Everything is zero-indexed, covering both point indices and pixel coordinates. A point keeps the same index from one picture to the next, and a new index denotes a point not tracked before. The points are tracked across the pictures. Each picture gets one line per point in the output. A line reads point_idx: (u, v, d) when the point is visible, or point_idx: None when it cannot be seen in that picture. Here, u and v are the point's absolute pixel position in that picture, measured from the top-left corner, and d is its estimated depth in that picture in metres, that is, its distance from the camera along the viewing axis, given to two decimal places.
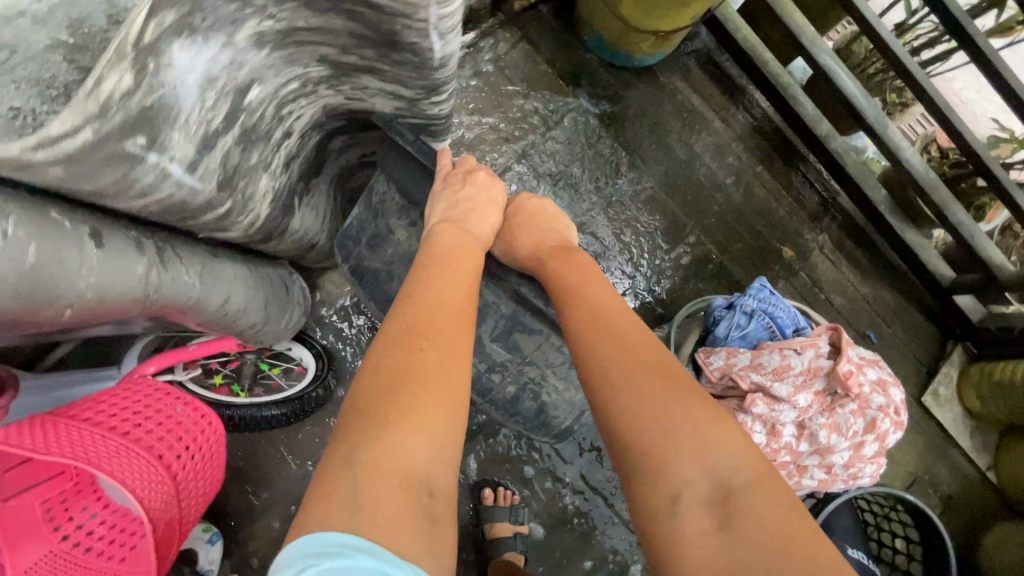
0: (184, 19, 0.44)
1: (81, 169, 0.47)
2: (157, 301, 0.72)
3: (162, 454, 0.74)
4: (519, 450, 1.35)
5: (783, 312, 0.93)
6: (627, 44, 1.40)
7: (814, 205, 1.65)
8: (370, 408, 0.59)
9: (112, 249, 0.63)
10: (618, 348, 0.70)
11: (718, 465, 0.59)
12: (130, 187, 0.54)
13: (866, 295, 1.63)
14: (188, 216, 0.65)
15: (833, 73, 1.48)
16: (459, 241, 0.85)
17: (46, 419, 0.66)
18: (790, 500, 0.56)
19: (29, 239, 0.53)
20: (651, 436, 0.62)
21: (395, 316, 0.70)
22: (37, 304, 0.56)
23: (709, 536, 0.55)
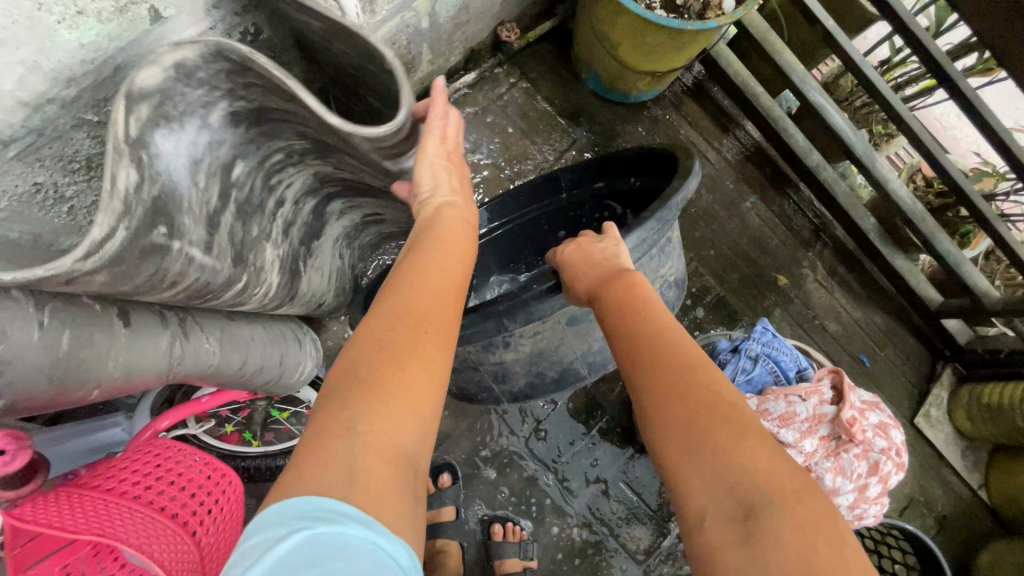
0: (159, 111, 0.53)
1: (124, 268, 0.54)
2: (181, 371, 0.73)
3: (185, 519, 0.74)
4: (528, 484, 1.37)
5: (786, 355, 0.96)
6: (624, 83, 1.43)
7: (806, 232, 1.70)
8: (348, 384, 0.57)
9: (138, 326, 0.65)
10: (639, 354, 0.68)
11: (741, 477, 0.51)
12: (165, 279, 0.61)
13: (859, 320, 1.68)
14: (210, 296, 0.71)
15: (821, 108, 1.52)
16: (461, 227, 0.79)
17: (68, 492, 0.67)
18: (815, 517, 0.48)
19: (63, 326, 0.55)
20: (674, 433, 0.58)
21: (387, 300, 0.67)
22: (70, 387, 0.58)
23: (732, 552, 0.48)
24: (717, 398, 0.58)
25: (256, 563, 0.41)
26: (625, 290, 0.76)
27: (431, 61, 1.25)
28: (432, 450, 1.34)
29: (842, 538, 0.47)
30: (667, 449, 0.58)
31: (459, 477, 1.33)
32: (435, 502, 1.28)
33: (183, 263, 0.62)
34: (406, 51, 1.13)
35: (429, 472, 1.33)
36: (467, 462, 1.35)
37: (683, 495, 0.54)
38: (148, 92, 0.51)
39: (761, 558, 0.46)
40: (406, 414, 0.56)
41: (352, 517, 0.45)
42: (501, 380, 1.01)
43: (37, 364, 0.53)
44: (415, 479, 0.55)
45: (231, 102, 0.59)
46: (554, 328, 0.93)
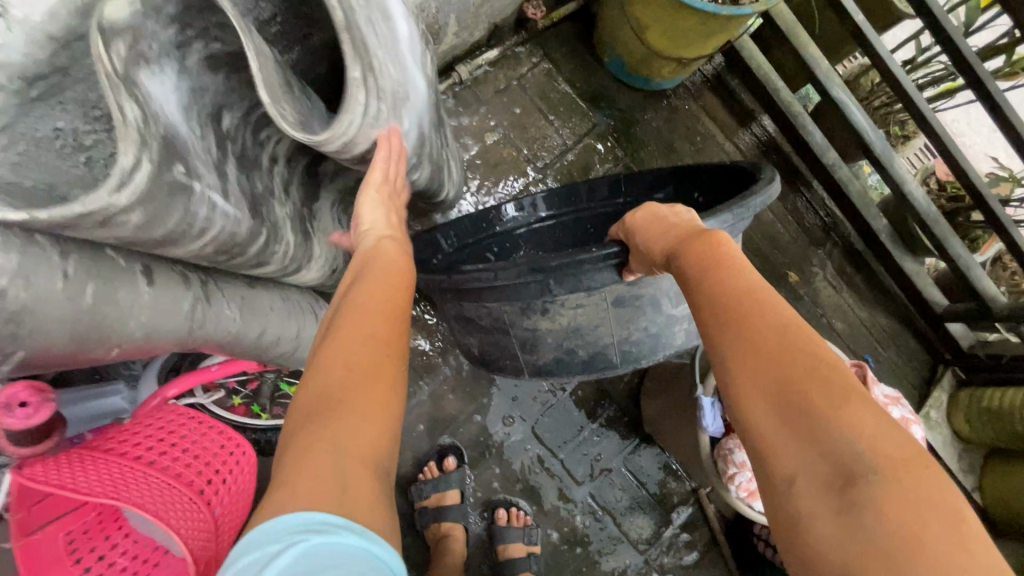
0: (134, 51, 0.47)
1: (155, 208, 0.52)
2: (200, 336, 0.70)
3: (201, 488, 0.72)
4: (533, 470, 1.36)
5: None
6: (648, 69, 1.41)
7: (817, 230, 1.70)
8: (321, 405, 0.54)
9: (161, 286, 0.62)
10: (712, 314, 0.61)
11: (837, 449, 0.48)
12: (190, 228, 0.58)
13: (865, 320, 1.69)
14: (236, 253, 0.68)
15: (843, 104, 1.49)
16: (400, 254, 0.75)
17: (80, 453, 0.64)
18: (922, 488, 0.45)
19: (87, 277, 0.52)
20: (761, 405, 0.53)
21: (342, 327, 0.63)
22: (91, 344, 0.55)
23: (831, 525, 0.46)
24: (811, 365, 0.53)
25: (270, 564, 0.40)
26: (700, 249, 0.67)
27: (456, 34, 1.21)
28: (437, 431, 1.32)
29: (955, 513, 0.44)
30: (749, 416, 0.54)
31: (465, 460, 1.31)
32: (440, 485, 1.25)
33: (206, 211, 0.59)
34: (433, 20, 1.09)
35: (435, 454, 1.31)
36: (472, 445, 1.33)
37: (766, 466, 0.51)
38: (117, 26, 0.44)
39: (866, 530, 0.44)
40: (377, 421, 0.56)
41: (340, 525, 0.44)
42: (530, 349, 0.99)
43: (60, 319, 0.50)
44: (390, 487, 0.54)
45: (206, 43, 0.54)
46: (597, 305, 0.92)
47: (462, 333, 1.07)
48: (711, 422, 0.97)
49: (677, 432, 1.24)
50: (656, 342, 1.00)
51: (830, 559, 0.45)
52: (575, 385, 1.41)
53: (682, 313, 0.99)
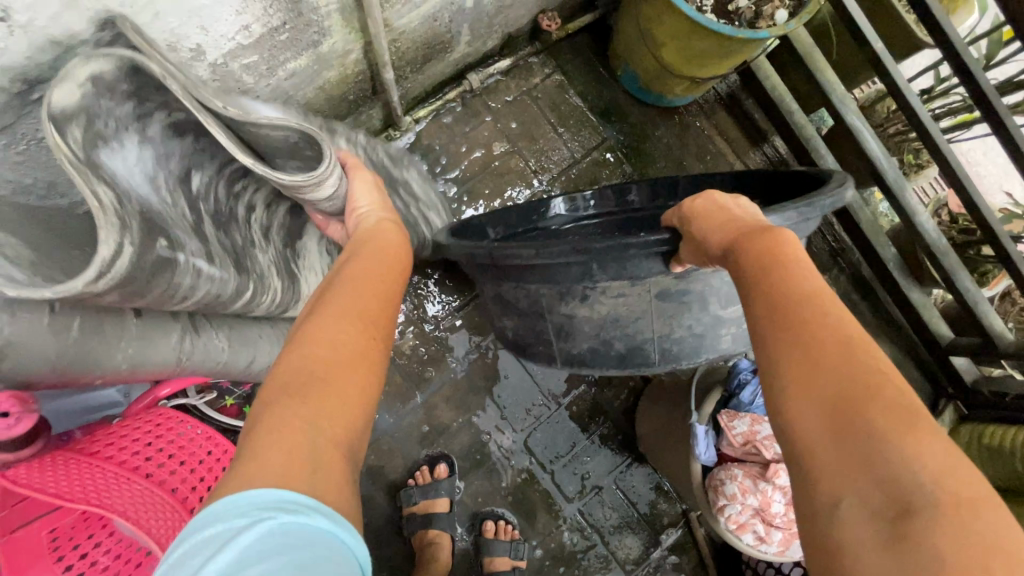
0: (93, 131, 0.50)
1: (135, 288, 0.52)
2: (189, 364, 0.71)
3: (184, 494, 0.71)
4: (523, 483, 1.35)
5: None
6: (660, 86, 1.40)
7: (822, 255, 1.68)
8: (302, 383, 0.53)
9: (150, 320, 0.62)
10: (763, 303, 0.55)
11: (898, 474, 0.41)
12: (173, 294, 0.58)
13: None
14: (219, 307, 0.69)
15: (857, 130, 1.45)
16: (399, 244, 0.75)
17: (63, 456, 0.63)
18: (988, 527, 0.38)
19: (74, 312, 0.52)
20: (814, 417, 0.46)
21: (333, 309, 0.62)
22: (77, 375, 0.55)
23: (878, 555, 0.39)
24: (878, 378, 0.46)
25: (213, 559, 0.38)
26: (760, 243, 0.61)
27: (468, 43, 1.21)
28: (430, 439, 1.32)
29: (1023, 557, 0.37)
30: (795, 423, 0.47)
31: (456, 469, 1.31)
32: (430, 492, 1.24)
33: (192, 280, 0.60)
34: (446, 29, 1.09)
35: (425, 462, 1.31)
36: (464, 455, 1.33)
37: (809, 481, 0.45)
38: (71, 113, 0.48)
39: (920, 561, 0.37)
40: (351, 415, 0.54)
41: (309, 506, 0.44)
42: (564, 336, 0.97)
43: (43, 351, 0.50)
44: (357, 480, 0.52)
45: (169, 114, 0.58)
46: (641, 295, 0.89)
47: (498, 314, 1.07)
48: (703, 450, 0.95)
49: (671, 456, 1.23)
50: (699, 343, 0.95)
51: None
52: (570, 400, 1.40)
53: (730, 317, 0.93)
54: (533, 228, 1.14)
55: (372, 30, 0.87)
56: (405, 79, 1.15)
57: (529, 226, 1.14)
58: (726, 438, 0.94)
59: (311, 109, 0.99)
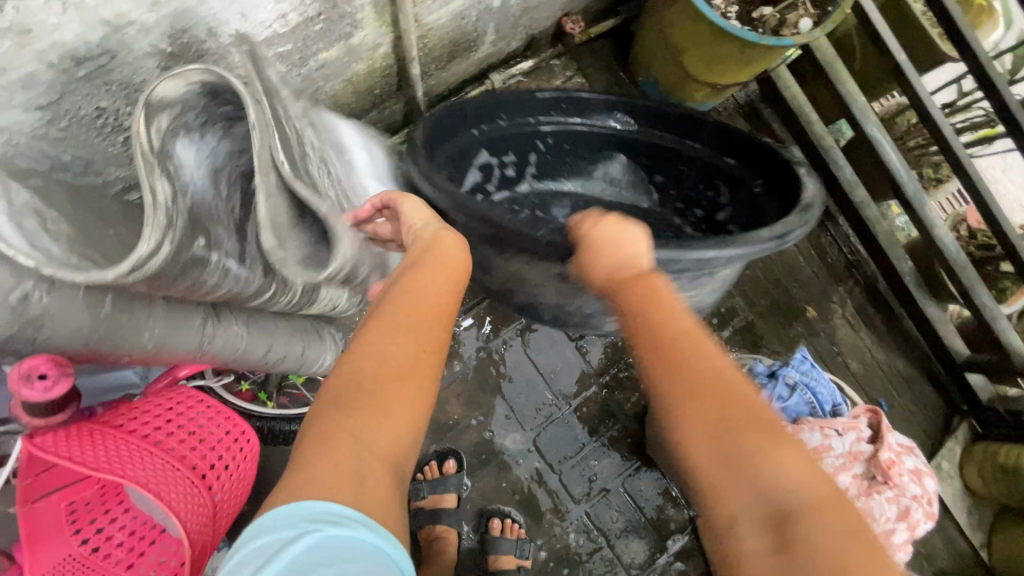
0: (178, 122, 0.52)
1: (164, 279, 0.53)
2: (209, 350, 0.71)
3: (197, 467, 0.72)
4: (530, 483, 1.35)
5: (824, 388, 0.93)
6: (681, 92, 1.40)
7: (838, 266, 1.67)
8: (349, 394, 0.55)
9: (175, 301, 0.62)
10: (650, 347, 0.62)
11: (771, 485, 0.51)
12: (198, 289, 0.59)
13: (880, 362, 1.65)
14: (239, 300, 0.70)
15: (877, 143, 1.44)
16: (467, 247, 0.73)
17: (87, 427, 0.64)
18: (842, 522, 0.48)
19: (106, 288, 0.53)
20: (702, 445, 0.55)
21: (390, 317, 0.62)
22: (105, 349, 0.56)
23: (766, 560, 0.48)
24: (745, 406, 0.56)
25: (270, 565, 0.41)
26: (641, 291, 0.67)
27: (492, 43, 1.22)
28: (439, 434, 1.32)
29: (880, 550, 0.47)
30: (691, 453, 0.56)
31: (464, 466, 1.31)
32: (438, 487, 1.25)
33: (220, 272, 0.60)
34: (472, 28, 1.11)
35: (434, 457, 1.31)
36: (473, 452, 1.33)
37: (712, 501, 0.54)
38: (167, 103, 0.50)
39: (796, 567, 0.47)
40: (403, 421, 0.56)
41: (354, 518, 0.45)
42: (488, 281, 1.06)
43: (77, 323, 0.51)
44: (405, 489, 0.54)
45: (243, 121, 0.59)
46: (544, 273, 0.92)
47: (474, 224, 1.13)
48: None
49: None
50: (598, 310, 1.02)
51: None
52: (580, 401, 1.40)
53: None
54: (525, 140, 1.19)
55: (403, 24, 0.89)
56: (430, 76, 1.17)
57: (522, 136, 1.18)
58: None
59: (338, 102, 1.01)
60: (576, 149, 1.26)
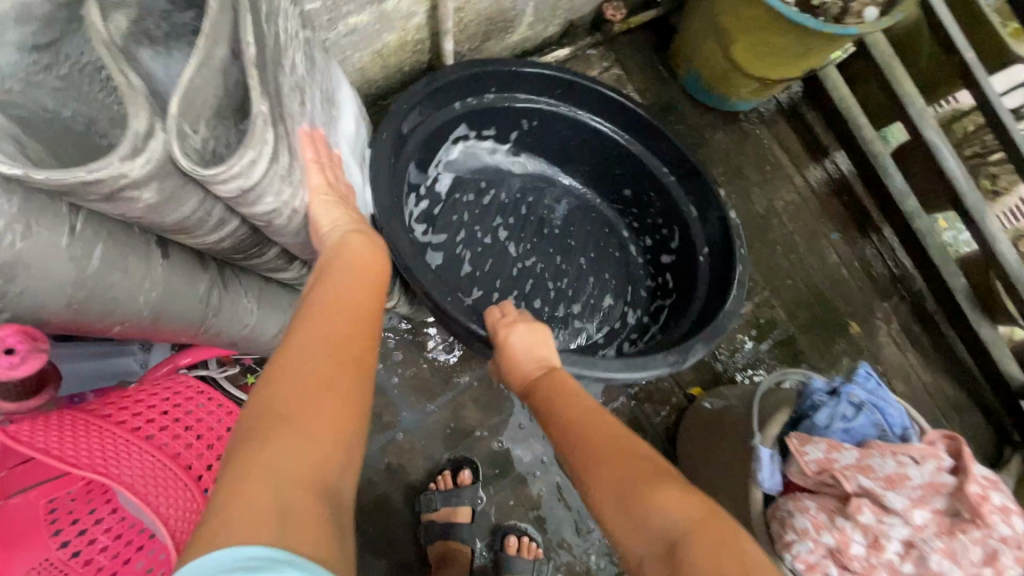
0: (130, 36, 0.46)
1: (168, 189, 0.46)
2: (214, 324, 0.64)
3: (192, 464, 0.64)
4: (549, 498, 1.25)
5: (893, 409, 0.83)
6: (725, 86, 1.32)
7: (884, 280, 1.55)
8: (265, 424, 0.48)
9: (177, 262, 0.55)
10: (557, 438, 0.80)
11: (660, 523, 0.63)
12: (200, 226, 0.52)
13: (928, 385, 1.53)
14: (246, 251, 0.63)
15: (935, 147, 1.35)
16: (376, 252, 0.69)
17: (69, 409, 0.56)
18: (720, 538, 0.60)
19: (97, 240, 0.45)
20: (607, 500, 0.69)
21: (301, 335, 0.56)
22: (91, 316, 0.49)
23: None
24: (635, 461, 0.71)
25: None
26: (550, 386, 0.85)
27: (531, 26, 1.16)
28: (454, 441, 1.23)
29: (742, 552, 0.59)
30: (602, 508, 0.70)
31: (479, 477, 1.21)
32: (451, 499, 1.15)
33: (226, 208, 0.54)
34: (511, 4, 1.03)
35: (447, 466, 1.21)
36: (488, 462, 1.23)
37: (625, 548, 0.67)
38: None
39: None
40: (327, 446, 0.49)
41: (279, 559, 0.38)
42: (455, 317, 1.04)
43: (60, 278, 0.43)
44: (341, 514, 0.47)
45: None
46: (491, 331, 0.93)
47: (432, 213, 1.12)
48: (768, 476, 0.85)
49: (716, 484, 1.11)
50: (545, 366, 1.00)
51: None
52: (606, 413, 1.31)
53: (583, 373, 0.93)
54: (512, 120, 1.16)
55: None
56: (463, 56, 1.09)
57: (521, 114, 1.15)
58: (795, 464, 0.80)
59: (366, 77, 0.94)
60: (562, 146, 1.24)
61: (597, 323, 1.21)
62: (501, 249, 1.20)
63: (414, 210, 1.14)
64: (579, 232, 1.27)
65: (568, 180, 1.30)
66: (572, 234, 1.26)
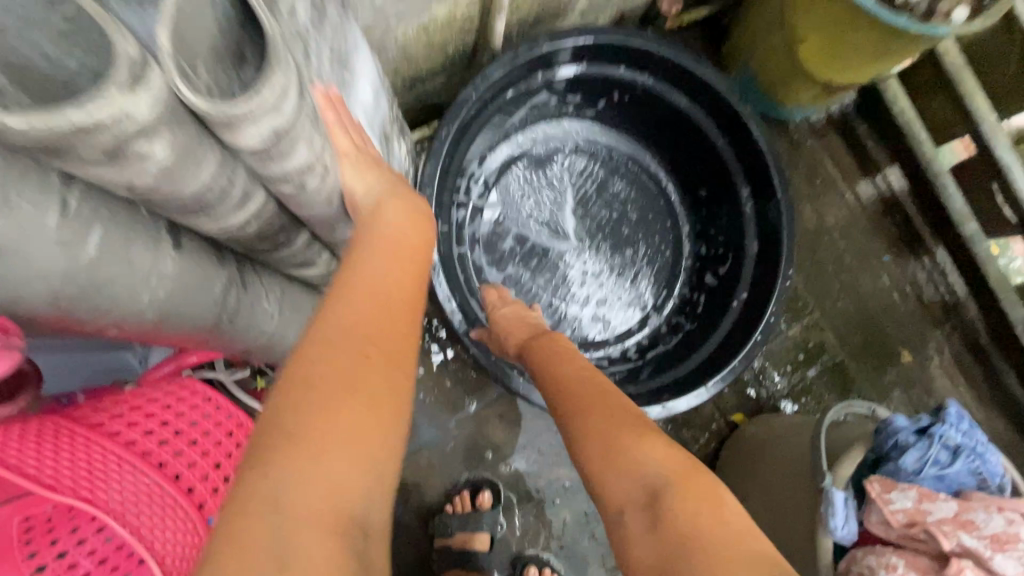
0: None
1: (185, 143, 0.35)
2: (229, 330, 0.54)
3: (196, 487, 0.54)
4: (574, 527, 1.14)
5: (992, 455, 0.73)
6: (784, 91, 1.23)
7: (937, 307, 1.45)
8: (272, 444, 0.40)
9: (191, 255, 0.45)
10: (556, 395, 0.73)
11: (642, 471, 0.57)
12: (216, 203, 0.41)
13: (981, 423, 1.42)
14: (271, 240, 0.53)
15: (1008, 169, 1.24)
16: (415, 222, 0.60)
17: (51, 427, 0.46)
18: (707, 487, 0.55)
19: (94, 219, 0.36)
20: (590, 447, 0.62)
21: (322, 324, 0.47)
22: (82, 318, 0.39)
23: (645, 539, 0.54)
24: (625, 412, 0.65)
25: None
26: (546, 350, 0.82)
27: (583, 14, 1.06)
28: (477, 460, 1.13)
29: (720, 500, 0.54)
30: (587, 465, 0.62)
31: (501, 501, 1.11)
32: (470, 525, 1.05)
33: (248, 176, 0.43)
34: None
35: (466, 486, 1.12)
36: (511, 485, 1.13)
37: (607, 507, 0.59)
38: None
39: (664, 537, 0.52)
40: (347, 464, 0.42)
41: None
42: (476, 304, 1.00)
43: (42, 270, 0.33)
44: (362, 541, 0.42)
45: None
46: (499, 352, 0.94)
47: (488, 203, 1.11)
48: (840, 525, 0.73)
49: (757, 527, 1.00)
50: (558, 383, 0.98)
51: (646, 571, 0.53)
52: None
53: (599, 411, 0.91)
54: (603, 90, 1.08)
55: None
56: (510, 44, 1.01)
57: (613, 85, 1.07)
58: (878, 514, 0.71)
59: (408, 54, 0.84)
60: (659, 127, 1.15)
61: (613, 328, 1.17)
62: (549, 226, 1.15)
63: (476, 172, 1.08)
64: (633, 222, 1.20)
65: (654, 166, 1.22)
66: (632, 221, 1.20)
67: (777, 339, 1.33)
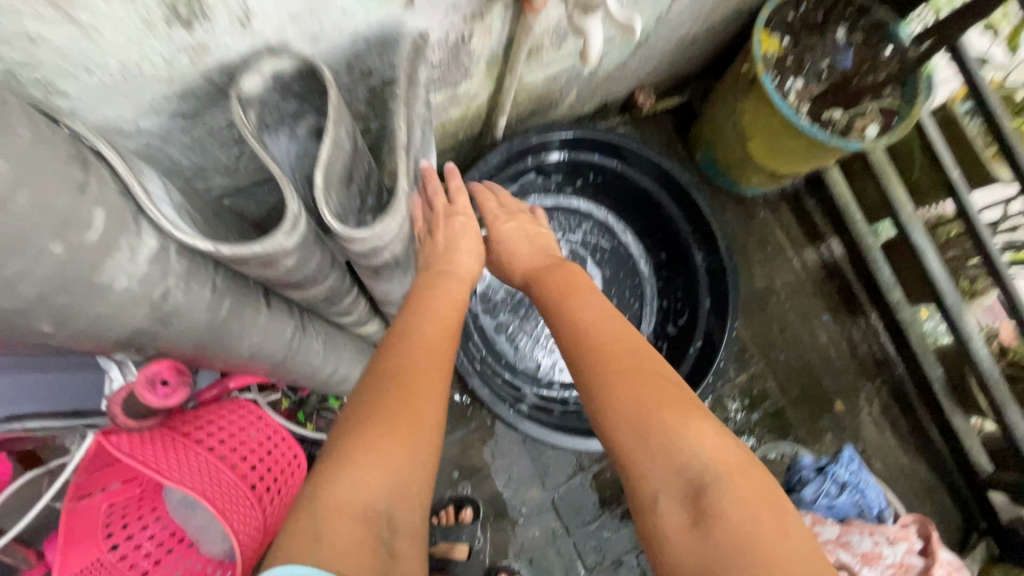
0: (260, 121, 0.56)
1: (306, 252, 0.54)
2: (290, 364, 0.71)
3: (252, 484, 0.71)
4: (542, 542, 1.30)
5: (872, 491, 0.92)
6: (738, 172, 1.45)
7: (868, 362, 1.65)
8: (327, 458, 0.59)
9: (275, 312, 0.63)
10: (584, 367, 0.72)
11: (687, 458, 0.59)
12: (304, 284, 0.60)
13: (904, 466, 1.62)
14: (330, 299, 0.71)
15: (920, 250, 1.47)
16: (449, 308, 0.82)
17: (163, 432, 0.63)
18: (758, 481, 0.58)
19: (227, 293, 0.54)
20: (628, 426, 0.63)
21: (369, 379, 0.67)
22: (207, 353, 0.56)
23: (685, 531, 0.57)
24: (666, 386, 0.66)
25: None
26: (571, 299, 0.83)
27: (572, 104, 1.28)
28: (461, 478, 1.29)
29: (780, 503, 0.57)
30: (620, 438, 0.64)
31: (479, 515, 1.27)
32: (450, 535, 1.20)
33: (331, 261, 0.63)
34: (557, 90, 1.15)
35: (450, 502, 1.28)
36: (489, 501, 1.29)
37: (639, 479, 0.61)
38: (252, 101, 0.54)
39: (708, 533, 0.55)
40: (380, 474, 0.58)
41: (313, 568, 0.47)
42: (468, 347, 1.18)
43: (195, 324, 0.51)
44: (386, 531, 0.56)
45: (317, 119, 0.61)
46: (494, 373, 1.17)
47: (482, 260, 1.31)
48: None
49: None
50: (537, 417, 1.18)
51: (690, 566, 0.55)
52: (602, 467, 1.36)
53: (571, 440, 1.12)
54: (580, 171, 1.29)
55: (506, 80, 0.93)
56: (510, 128, 1.22)
57: (590, 167, 1.28)
58: None
59: None
60: (629, 202, 1.36)
61: None
62: None
63: None
64: (608, 279, 1.39)
65: (626, 231, 1.42)
66: (608, 278, 1.40)
67: (727, 384, 1.55)
